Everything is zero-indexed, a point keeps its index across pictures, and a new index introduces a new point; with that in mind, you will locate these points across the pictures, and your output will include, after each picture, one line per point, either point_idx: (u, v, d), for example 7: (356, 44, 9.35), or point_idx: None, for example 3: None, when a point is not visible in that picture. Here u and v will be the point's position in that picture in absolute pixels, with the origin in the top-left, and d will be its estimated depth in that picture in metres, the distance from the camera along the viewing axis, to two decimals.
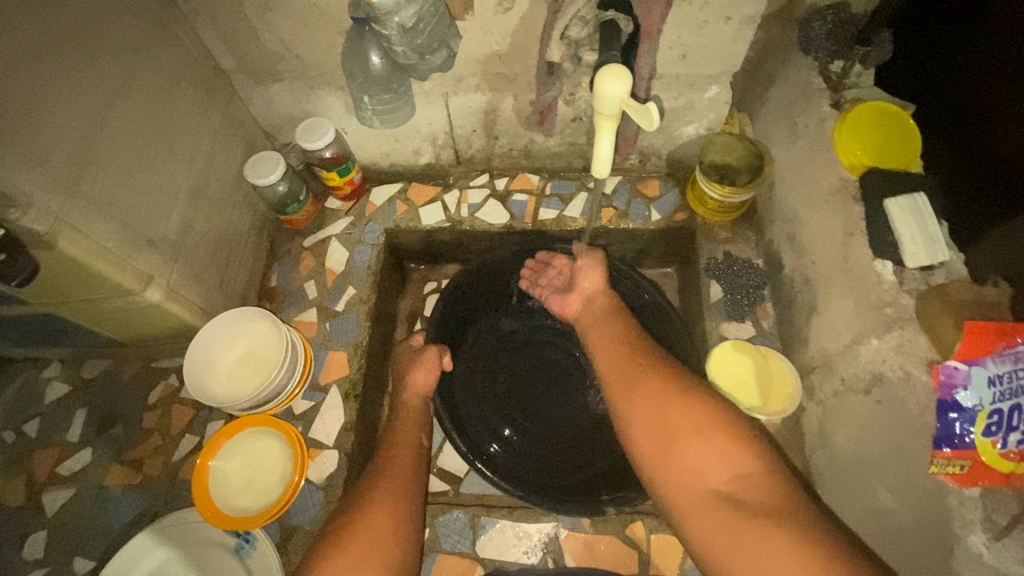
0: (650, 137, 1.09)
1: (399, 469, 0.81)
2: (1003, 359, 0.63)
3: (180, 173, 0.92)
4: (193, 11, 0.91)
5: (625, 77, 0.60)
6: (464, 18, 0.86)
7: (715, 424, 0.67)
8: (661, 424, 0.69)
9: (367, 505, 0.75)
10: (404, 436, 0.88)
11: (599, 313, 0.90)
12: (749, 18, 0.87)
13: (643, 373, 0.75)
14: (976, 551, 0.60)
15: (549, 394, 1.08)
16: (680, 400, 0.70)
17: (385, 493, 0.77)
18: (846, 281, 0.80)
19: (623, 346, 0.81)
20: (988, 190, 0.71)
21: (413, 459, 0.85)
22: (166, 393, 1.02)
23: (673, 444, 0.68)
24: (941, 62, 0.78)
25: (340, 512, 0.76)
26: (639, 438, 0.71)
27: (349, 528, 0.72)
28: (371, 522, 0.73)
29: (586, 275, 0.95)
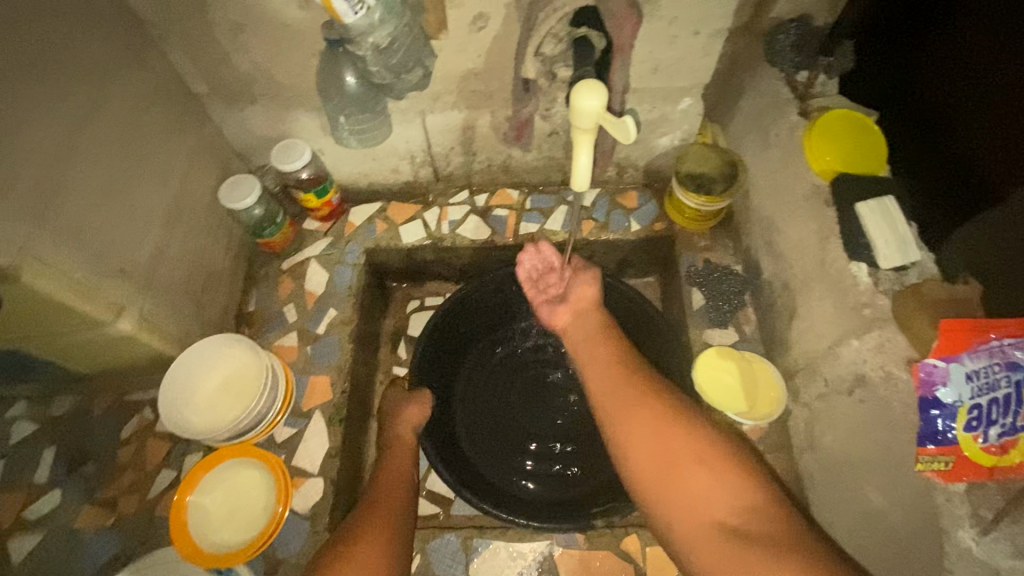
0: (627, 148, 1.11)
1: (388, 509, 0.78)
2: (978, 354, 0.63)
3: (153, 199, 0.90)
4: (163, 36, 0.90)
5: (602, 91, 0.60)
6: (439, 37, 0.87)
7: (716, 454, 0.67)
8: (662, 453, 0.68)
9: (350, 548, 0.71)
10: (393, 473, 0.86)
11: (590, 330, 0.88)
12: (717, 31, 0.90)
13: (640, 396, 0.74)
14: (965, 547, 0.61)
15: (555, 414, 1.07)
16: (680, 429, 0.69)
17: (371, 534, 0.74)
18: (824, 284, 0.82)
19: (617, 366, 0.79)
20: (956, 197, 0.73)
21: (402, 497, 0.81)
22: (140, 427, 0.98)
23: (675, 474, 0.67)
24: (902, 71, 0.81)
25: (318, 557, 0.72)
26: (641, 467, 0.69)
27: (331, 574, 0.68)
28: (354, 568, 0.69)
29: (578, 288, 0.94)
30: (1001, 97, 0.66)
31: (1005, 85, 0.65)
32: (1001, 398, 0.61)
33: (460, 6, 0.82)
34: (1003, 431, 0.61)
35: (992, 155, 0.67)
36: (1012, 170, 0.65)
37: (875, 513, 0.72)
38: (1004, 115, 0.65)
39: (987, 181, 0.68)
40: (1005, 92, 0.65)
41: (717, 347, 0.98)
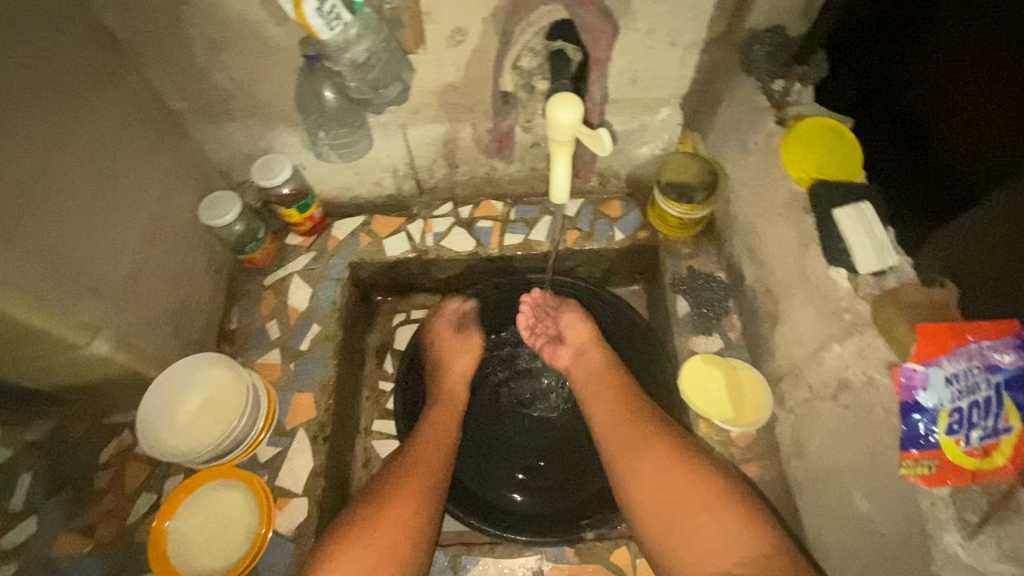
0: (609, 158, 1.12)
1: (426, 462, 0.84)
2: (957, 357, 0.63)
3: (130, 217, 0.89)
4: (138, 53, 0.89)
5: (577, 104, 0.60)
6: (417, 52, 0.87)
7: (722, 500, 0.71)
8: (665, 498, 0.74)
9: (387, 497, 0.78)
10: (436, 426, 0.91)
11: (595, 369, 0.93)
12: (692, 43, 0.91)
13: (646, 440, 0.79)
14: (952, 551, 0.60)
15: (544, 423, 1.06)
16: (685, 476, 0.74)
17: (407, 486, 0.80)
18: (805, 290, 0.82)
19: (624, 408, 0.85)
20: (936, 200, 0.73)
21: (440, 450, 0.87)
22: (119, 451, 0.97)
23: (678, 520, 0.72)
24: (880, 76, 0.82)
25: (362, 497, 0.80)
26: (644, 509, 0.75)
27: (368, 518, 0.76)
28: (387, 517, 0.76)
29: (572, 321, 0.99)
30: (979, 102, 0.66)
31: (980, 88, 0.66)
32: (981, 401, 0.62)
33: (437, 21, 0.83)
34: (984, 434, 0.61)
35: (972, 158, 0.68)
36: (990, 173, 0.65)
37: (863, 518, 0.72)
38: (982, 119, 0.66)
39: (966, 185, 0.68)
40: (983, 96, 0.65)
41: (702, 354, 0.98)
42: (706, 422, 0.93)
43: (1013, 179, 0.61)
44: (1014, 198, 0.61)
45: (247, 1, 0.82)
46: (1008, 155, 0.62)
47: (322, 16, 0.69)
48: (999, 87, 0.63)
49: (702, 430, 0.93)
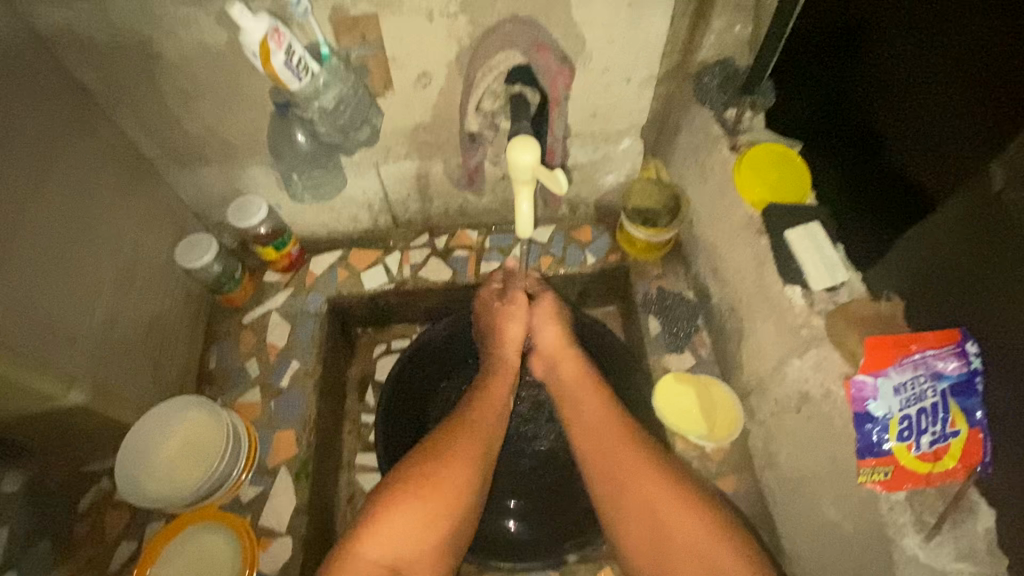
0: (577, 186, 1.17)
1: (479, 428, 0.84)
2: (903, 367, 0.66)
3: (104, 265, 0.90)
4: (112, 105, 0.92)
5: (535, 147, 0.64)
6: (385, 94, 0.91)
7: (711, 544, 0.72)
8: (651, 525, 0.75)
9: (441, 457, 0.79)
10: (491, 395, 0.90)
11: (576, 379, 0.92)
12: (647, 78, 0.97)
13: (634, 458, 0.80)
14: (912, 553, 0.65)
15: (528, 447, 1.06)
16: (676, 511, 0.75)
17: (461, 450, 0.81)
18: (766, 307, 0.86)
19: (612, 418, 0.85)
20: (887, 210, 0.74)
21: (492, 418, 0.87)
22: (97, 498, 0.96)
23: (669, 554, 0.73)
24: (833, 91, 0.84)
25: (415, 452, 0.81)
26: (629, 524, 0.77)
27: (424, 476, 0.77)
28: (441, 476, 0.78)
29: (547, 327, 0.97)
30: (928, 105, 0.67)
31: (924, 95, 0.67)
32: (929, 407, 0.64)
33: (403, 66, 0.87)
34: (933, 439, 0.64)
35: (923, 165, 0.68)
36: (942, 180, 0.66)
37: (832, 524, 0.75)
38: (935, 123, 0.66)
39: (918, 192, 0.69)
40: (934, 101, 0.66)
41: (675, 372, 1.02)
42: (681, 438, 0.96)
43: (968, 187, 0.62)
44: (973, 205, 0.61)
45: (218, 53, 0.85)
46: (961, 162, 0.63)
47: (292, 68, 0.73)
48: (948, 92, 0.64)
49: (679, 446, 0.95)
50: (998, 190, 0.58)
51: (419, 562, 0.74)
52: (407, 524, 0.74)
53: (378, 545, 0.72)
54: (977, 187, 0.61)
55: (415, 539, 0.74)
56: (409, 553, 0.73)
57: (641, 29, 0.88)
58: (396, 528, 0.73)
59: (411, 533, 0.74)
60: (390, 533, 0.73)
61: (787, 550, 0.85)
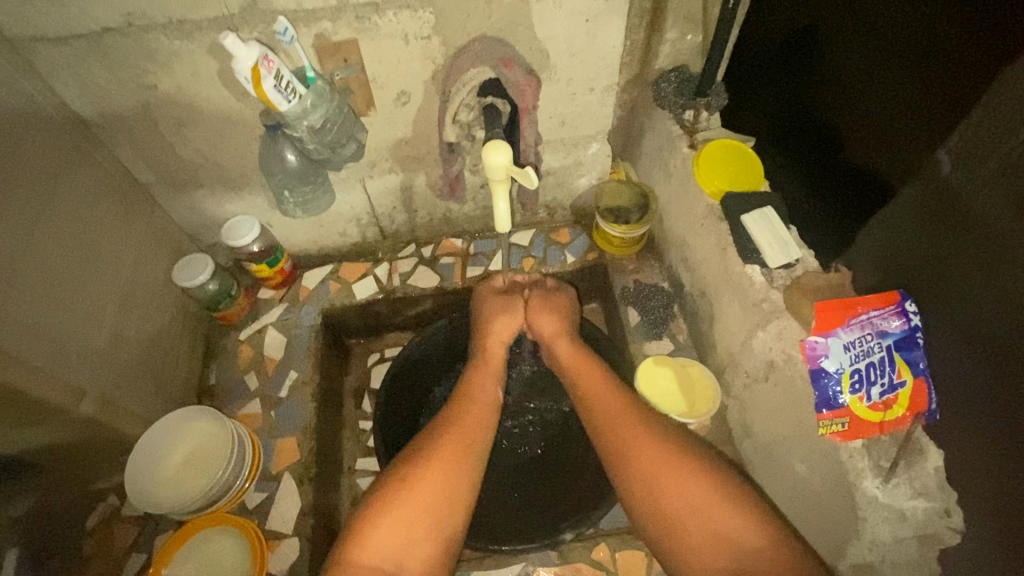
0: (553, 191, 1.25)
1: (462, 428, 0.88)
2: (851, 328, 0.74)
3: (105, 286, 0.94)
4: (110, 136, 0.98)
5: (506, 148, 0.71)
6: (367, 113, 0.98)
7: (705, 499, 0.75)
8: (656, 503, 0.77)
9: (427, 460, 0.83)
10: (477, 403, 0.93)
11: (575, 359, 0.98)
12: (608, 86, 1.04)
13: (633, 426, 0.84)
14: (871, 494, 0.71)
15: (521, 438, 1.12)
16: (680, 482, 0.77)
17: (446, 449, 0.84)
18: (730, 287, 0.94)
19: (612, 389, 0.90)
20: (857, 200, 0.81)
21: (480, 415, 0.91)
22: (105, 514, 1.00)
23: (675, 526, 0.75)
24: (795, 95, 0.91)
25: (403, 459, 0.85)
26: (638, 485, 0.79)
27: (409, 481, 0.81)
28: (426, 479, 0.81)
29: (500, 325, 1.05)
30: (883, 106, 0.74)
31: (879, 97, 0.74)
32: (876, 361, 0.72)
33: (383, 86, 0.94)
34: (881, 389, 0.71)
35: (882, 159, 0.75)
36: (898, 170, 0.73)
37: (803, 481, 0.81)
38: (889, 121, 0.73)
39: (882, 182, 0.75)
40: (890, 100, 0.72)
41: (653, 356, 1.08)
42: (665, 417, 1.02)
43: (920, 177, 0.68)
44: (922, 193, 0.68)
45: (209, 84, 0.92)
46: (914, 154, 0.70)
47: (281, 91, 0.80)
48: (902, 91, 0.70)
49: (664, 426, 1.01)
50: (943, 176, 0.65)
51: (415, 565, 0.75)
52: (396, 529, 0.77)
53: (371, 551, 0.75)
54: (927, 175, 0.67)
55: (409, 532, 0.77)
56: (404, 554, 0.76)
57: (600, 43, 0.97)
58: (382, 532, 0.76)
59: (403, 537, 0.76)
60: (383, 538, 0.76)
61: None
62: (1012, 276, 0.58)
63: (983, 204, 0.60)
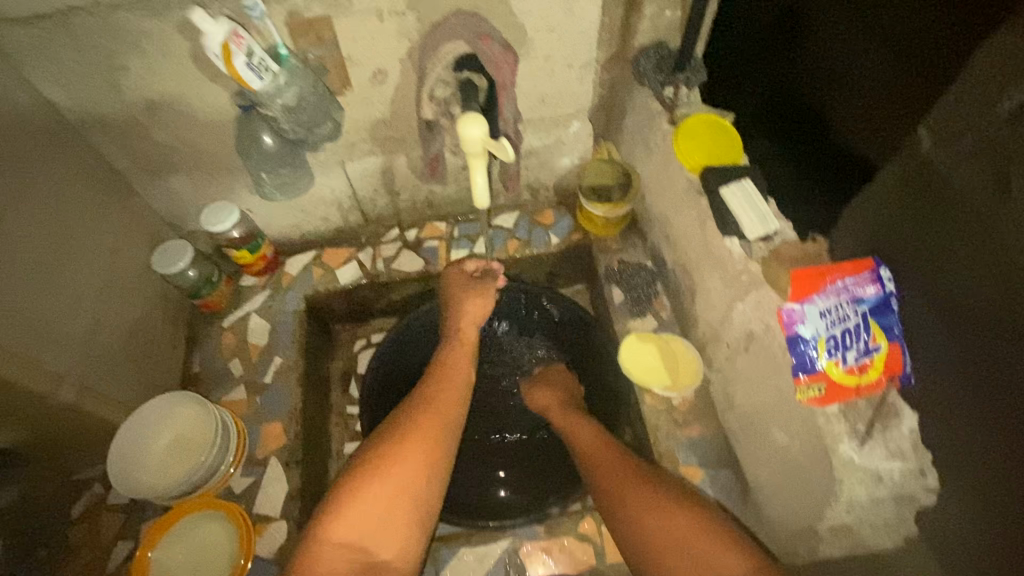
0: (535, 172, 1.25)
1: (437, 405, 0.89)
2: (828, 295, 0.74)
3: (82, 273, 0.92)
4: (81, 120, 0.96)
5: (481, 121, 0.71)
6: (344, 92, 0.97)
7: (691, 531, 0.72)
8: (644, 536, 0.75)
9: (403, 436, 0.84)
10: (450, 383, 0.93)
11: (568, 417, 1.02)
12: (587, 62, 1.06)
13: (617, 461, 0.86)
14: (848, 457, 0.72)
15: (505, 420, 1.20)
16: (665, 514, 0.75)
17: (422, 425, 0.85)
18: (710, 261, 0.95)
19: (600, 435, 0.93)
20: (825, 179, 0.79)
21: (453, 393, 0.92)
22: (90, 504, 0.98)
23: (661, 560, 0.72)
24: (773, 68, 0.89)
25: (379, 435, 0.85)
26: (619, 502, 0.80)
27: (386, 457, 0.81)
28: (403, 454, 0.81)
29: (472, 307, 1.06)
30: (862, 82, 0.72)
31: (857, 70, 0.72)
32: (852, 328, 0.72)
33: (359, 65, 0.93)
34: (857, 354, 0.72)
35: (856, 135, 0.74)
36: (873, 147, 0.71)
37: (782, 449, 0.83)
38: (867, 96, 0.71)
39: (854, 159, 0.74)
40: (869, 74, 0.70)
41: (637, 333, 1.09)
42: (649, 393, 1.03)
43: (899, 153, 0.67)
44: (903, 169, 0.66)
45: (181, 64, 0.90)
46: (890, 131, 0.68)
47: (253, 68, 0.78)
48: (882, 65, 0.68)
49: (648, 402, 1.02)
50: (923, 153, 0.64)
51: (385, 543, 0.77)
52: (371, 503, 0.77)
53: (342, 527, 0.75)
54: (908, 151, 0.65)
55: (384, 512, 0.77)
56: (375, 529, 0.77)
57: (576, 18, 0.97)
58: (358, 510, 0.77)
59: (377, 512, 0.77)
60: (357, 513, 0.76)
61: (751, 485, 0.92)
62: (980, 250, 0.59)
63: (962, 175, 0.60)
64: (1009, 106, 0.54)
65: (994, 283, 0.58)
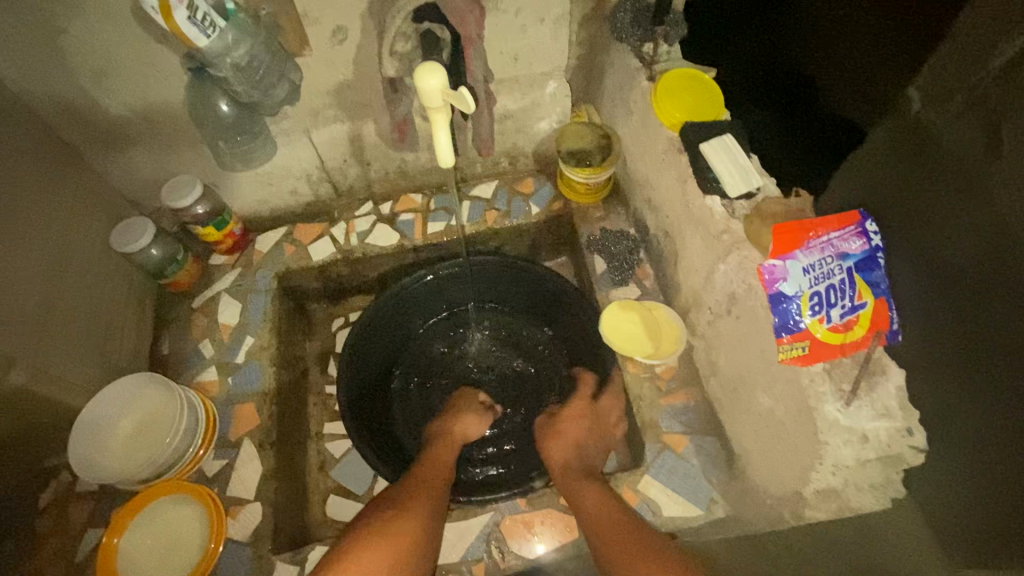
0: (511, 137, 1.19)
1: (427, 489, 0.87)
2: (811, 251, 0.72)
3: (34, 252, 0.88)
4: (23, 88, 0.90)
5: (441, 72, 0.68)
6: (303, 53, 0.92)
7: None
8: None
9: (398, 517, 0.80)
10: (438, 473, 0.91)
11: (571, 471, 0.92)
12: (561, 16, 1.01)
13: (622, 532, 0.78)
14: (833, 418, 0.69)
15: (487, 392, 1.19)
16: None
17: (417, 509, 0.82)
18: (691, 222, 0.91)
19: (608, 500, 0.84)
20: (811, 142, 0.76)
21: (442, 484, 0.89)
22: (59, 492, 0.94)
23: None
24: (744, 26, 0.85)
25: (364, 518, 0.81)
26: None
27: (380, 536, 0.77)
28: (399, 537, 0.77)
29: (467, 420, 1.04)
30: (842, 41, 0.67)
31: (835, 24, 0.67)
32: (837, 283, 0.69)
33: (317, 22, 0.88)
34: (842, 311, 0.68)
35: (839, 96, 0.69)
36: (863, 109, 0.67)
37: (766, 413, 0.80)
38: (851, 55, 0.66)
39: (841, 124, 0.70)
40: (850, 31, 0.66)
41: (619, 300, 1.06)
42: (632, 361, 1.00)
43: (889, 116, 0.64)
44: (895, 133, 0.64)
45: (124, 23, 0.84)
46: (879, 91, 0.64)
47: (197, 25, 0.73)
48: (864, 20, 0.63)
49: (631, 370, 0.99)
50: (915, 113, 0.61)
51: None
52: None
53: None
54: (899, 114, 0.62)
55: None
56: None
57: None
58: None
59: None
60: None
61: (736, 451, 0.89)
62: (963, 230, 0.58)
63: (955, 137, 0.57)
64: (999, 63, 0.52)
65: (986, 269, 0.56)
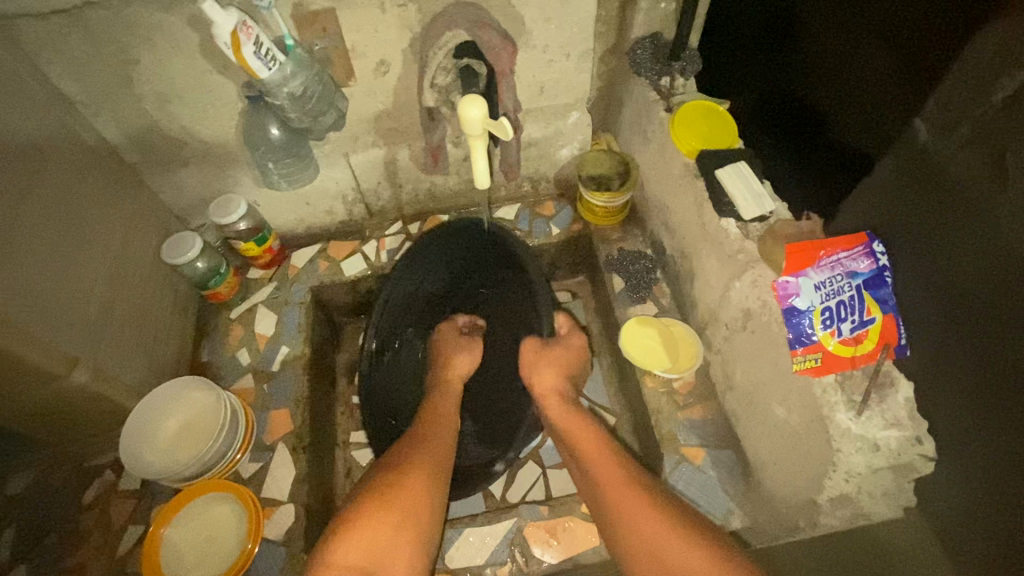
0: (535, 163, 1.27)
1: (433, 440, 0.89)
2: (822, 269, 0.77)
3: (98, 262, 0.95)
4: (93, 112, 0.98)
5: (482, 103, 0.74)
6: (348, 84, 1.01)
7: None
8: (659, 560, 0.71)
9: (406, 466, 0.83)
10: (439, 422, 0.93)
11: (567, 413, 0.95)
12: (584, 52, 1.08)
13: (607, 465, 0.84)
14: (845, 427, 0.72)
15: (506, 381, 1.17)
16: (679, 539, 0.72)
17: (424, 460, 0.84)
18: (707, 242, 0.96)
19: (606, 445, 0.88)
20: (829, 176, 0.81)
21: (445, 435, 0.92)
22: (102, 489, 0.99)
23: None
24: (760, 69, 0.92)
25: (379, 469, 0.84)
26: (624, 516, 0.77)
27: (395, 484, 0.80)
28: (409, 484, 0.80)
29: (458, 360, 1.05)
30: (854, 82, 0.73)
31: (847, 69, 0.74)
32: (846, 299, 0.74)
33: (363, 55, 0.97)
34: (852, 326, 0.74)
35: (854, 133, 0.75)
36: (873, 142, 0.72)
37: (782, 424, 0.83)
38: (861, 92, 0.72)
39: (854, 158, 0.76)
40: (863, 74, 0.72)
41: (637, 317, 1.11)
42: (650, 375, 1.04)
43: (899, 144, 0.69)
44: (903, 159, 0.68)
45: (190, 56, 0.93)
46: (887, 126, 0.69)
47: (261, 58, 0.81)
48: (878, 65, 0.69)
49: (648, 384, 1.03)
50: (922, 142, 0.66)
51: (393, 560, 0.73)
52: (382, 527, 0.74)
53: (355, 549, 0.72)
54: (907, 142, 0.67)
55: (393, 535, 0.74)
56: (380, 556, 0.72)
57: (571, 8, 1.00)
58: (372, 534, 0.73)
59: (380, 543, 0.73)
60: (357, 546, 0.72)
61: (752, 463, 0.92)
62: (965, 235, 0.64)
63: (962, 161, 0.62)
64: (1002, 95, 0.57)
65: (993, 281, 0.61)
